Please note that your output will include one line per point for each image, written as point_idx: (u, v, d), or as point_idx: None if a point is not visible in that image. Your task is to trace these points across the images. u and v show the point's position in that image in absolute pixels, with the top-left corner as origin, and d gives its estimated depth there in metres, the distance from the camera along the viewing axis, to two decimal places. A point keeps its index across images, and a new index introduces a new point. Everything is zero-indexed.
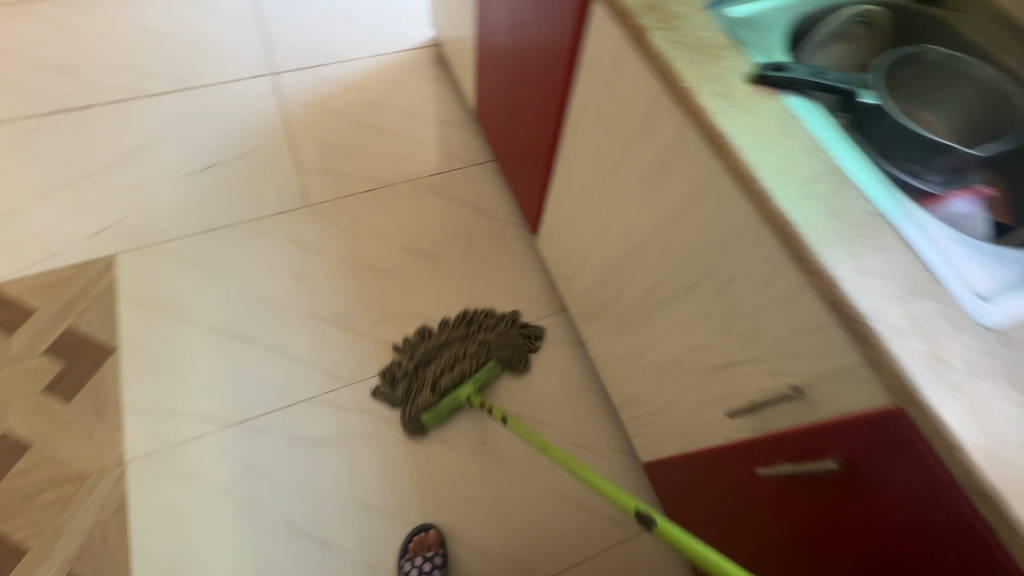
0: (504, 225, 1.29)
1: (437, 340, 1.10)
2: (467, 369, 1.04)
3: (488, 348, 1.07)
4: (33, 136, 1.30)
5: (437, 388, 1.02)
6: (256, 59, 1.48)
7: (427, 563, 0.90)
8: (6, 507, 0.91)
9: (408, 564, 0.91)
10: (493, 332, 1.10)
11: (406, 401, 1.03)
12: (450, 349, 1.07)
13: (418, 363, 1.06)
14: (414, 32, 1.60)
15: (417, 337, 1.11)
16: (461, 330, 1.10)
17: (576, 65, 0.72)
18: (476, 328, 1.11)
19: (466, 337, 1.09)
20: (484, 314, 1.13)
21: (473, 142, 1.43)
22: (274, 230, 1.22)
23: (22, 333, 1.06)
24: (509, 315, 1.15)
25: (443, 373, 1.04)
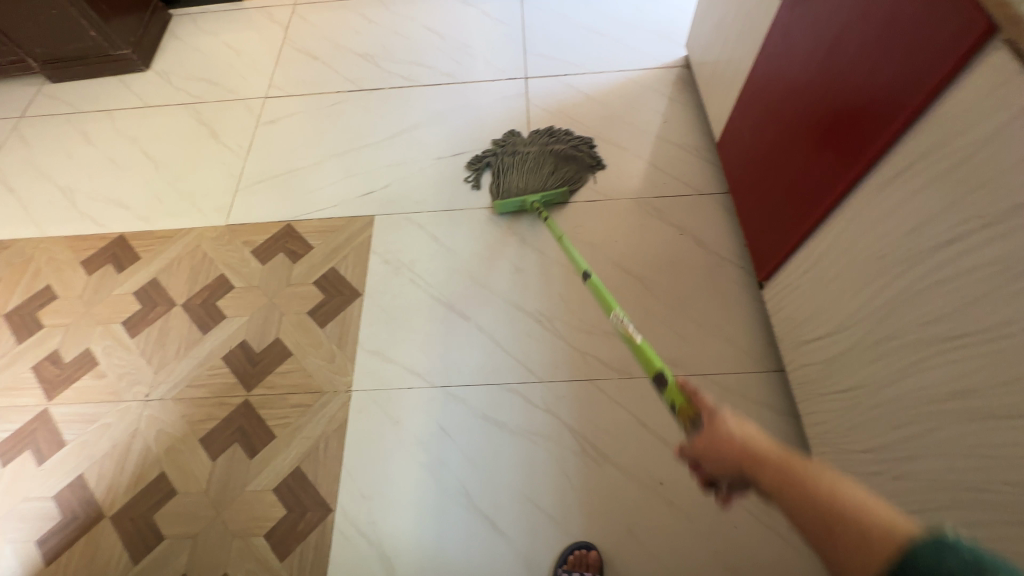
0: (725, 264, 1.22)
1: (522, 153, 1.37)
2: (540, 183, 1.31)
3: (558, 172, 1.34)
4: (337, 107, 1.60)
5: (514, 186, 1.31)
6: (514, 63, 1.62)
7: None
8: (268, 397, 1.14)
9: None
10: (564, 158, 1.36)
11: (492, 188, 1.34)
12: (528, 164, 1.35)
13: (506, 167, 1.36)
14: (664, 52, 1.59)
15: (507, 147, 1.40)
16: (544, 149, 1.37)
17: (928, 115, 0.63)
18: (551, 152, 1.37)
19: (544, 157, 1.36)
20: (560, 142, 1.39)
21: (706, 171, 1.36)
22: (501, 220, 1.33)
23: (302, 263, 1.31)
24: (582, 137, 1.43)
25: (524, 182, 1.31)
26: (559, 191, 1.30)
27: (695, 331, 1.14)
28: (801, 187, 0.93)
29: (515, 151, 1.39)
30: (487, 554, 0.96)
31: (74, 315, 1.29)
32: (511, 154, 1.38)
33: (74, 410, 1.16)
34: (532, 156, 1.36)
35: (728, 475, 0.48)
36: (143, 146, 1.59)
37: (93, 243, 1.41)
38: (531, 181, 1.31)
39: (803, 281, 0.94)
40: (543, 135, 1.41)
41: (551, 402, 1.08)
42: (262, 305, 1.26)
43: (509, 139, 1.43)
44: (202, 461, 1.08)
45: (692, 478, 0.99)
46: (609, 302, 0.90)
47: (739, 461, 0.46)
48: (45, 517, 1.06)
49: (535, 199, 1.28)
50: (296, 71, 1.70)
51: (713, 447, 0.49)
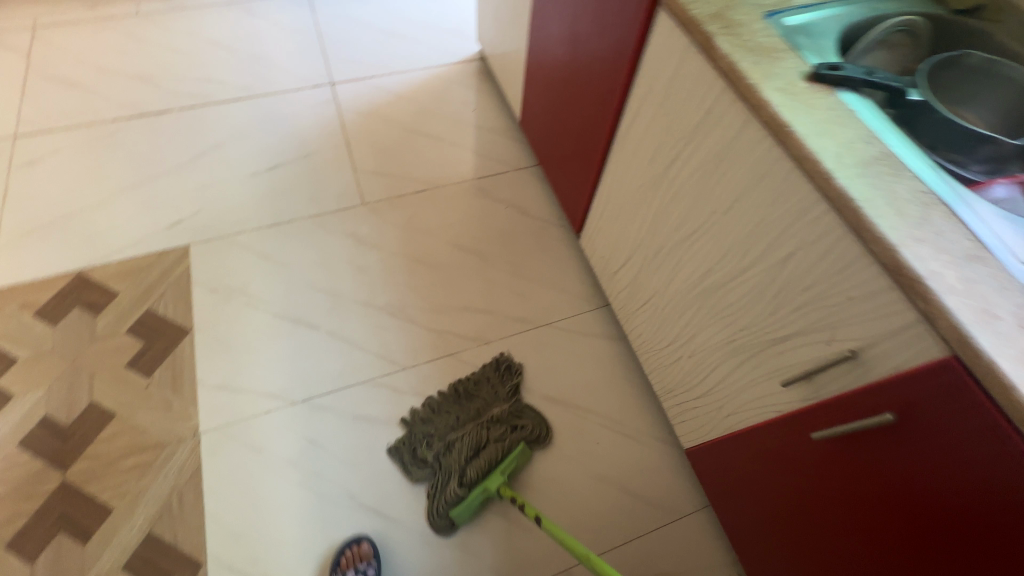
0: (548, 225, 1.37)
1: (449, 429, 1.06)
2: (491, 460, 1.02)
3: (507, 438, 1.05)
4: (116, 138, 1.41)
5: (465, 482, 0.99)
6: (316, 70, 1.59)
7: None
8: (93, 470, 0.98)
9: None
10: (503, 407, 1.09)
11: (434, 500, 0.99)
12: (466, 438, 1.04)
13: (438, 456, 1.03)
14: (461, 47, 1.70)
15: (425, 431, 1.06)
16: (473, 415, 1.08)
17: (635, 71, 0.80)
18: (484, 403, 1.10)
19: (480, 425, 1.07)
20: (489, 392, 1.11)
21: (517, 148, 1.51)
22: (333, 225, 1.31)
23: (107, 313, 1.15)
24: (510, 376, 1.14)
25: (470, 470, 1.00)
26: (515, 454, 1.03)
27: (534, 289, 1.27)
28: (582, 146, 1.10)
29: (438, 428, 1.06)
30: (384, 544, 0.97)
31: None
32: (434, 433, 1.06)
33: None
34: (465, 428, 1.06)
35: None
36: None
37: None
38: (478, 467, 1.01)
39: (602, 223, 1.11)
40: (459, 390, 1.11)
41: (418, 385, 1.12)
42: (62, 372, 1.08)
43: (419, 411, 1.08)
44: (18, 568, 0.90)
45: (555, 414, 1.11)
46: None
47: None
48: None
49: (498, 481, 0.99)
50: (51, 104, 1.46)
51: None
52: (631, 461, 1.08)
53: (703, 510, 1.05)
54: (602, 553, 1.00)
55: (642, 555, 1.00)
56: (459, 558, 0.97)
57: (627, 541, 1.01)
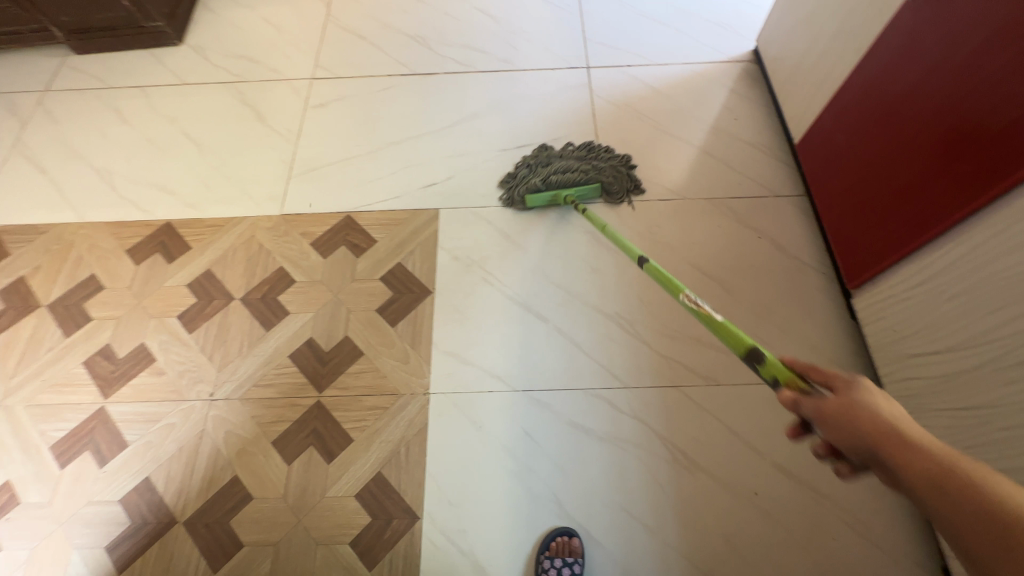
0: (806, 269, 1.19)
1: (556, 154, 1.33)
2: (574, 180, 1.26)
3: (594, 173, 1.28)
4: (390, 92, 1.52)
5: (546, 181, 1.26)
6: (575, 51, 1.55)
7: (566, 568, 0.90)
8: (341, 399, 1.09)
9: (547, 562, 0.92)
10: (606, 162, 1.31)
11: (519, 184, 1.29)
12: (565, 161, 1.30)
13: (539, 163, 1.31)
14: (731, 46, 1.54)
15: (540, 149, 1.34)
16: (583, 154, 1.32)
17: None
18: (594, 155, 1.33)
19: (580, 159, 1.31)
20: (598, 149, 1.35)
21: (781, 171, 1.33)
22: (572, 218, 1.28)
23: (366, 258, 1.26)
24: (621, 155, 1.36)
25: (555, 176, 1.26)
26: (592, 187, 1.26)
27: (780, 339, 1.12)
28: (917, 199, 0.91)
29: (550, 151, 1.34)
30: (587, 566, 0.94)
31: (124, 307, 1.23)
32: (545, 152, 1.34)
33: (132, 410, 1.10)
34: (568, 156, 1.32)
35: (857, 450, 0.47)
36: (182, 127, 1.50)
37: (137, 230, 1.33)
38: (560, 179, 1.25)
39: (913, 294, 0.92)
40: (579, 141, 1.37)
41: (638, 408, 1.06)
42: (326, 302, 1.21)
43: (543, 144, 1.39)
44: (277, 465, 1.04)
45: (786, 489, 0.98)
46: (637, 253, 0.91)
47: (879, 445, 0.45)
48: (112, 519, 1.01)
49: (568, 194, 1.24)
50: (343, 52, 1.62)
51: (850, 413, 0.48)
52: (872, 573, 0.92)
53: None
54: None
55: None
56: None
57: None
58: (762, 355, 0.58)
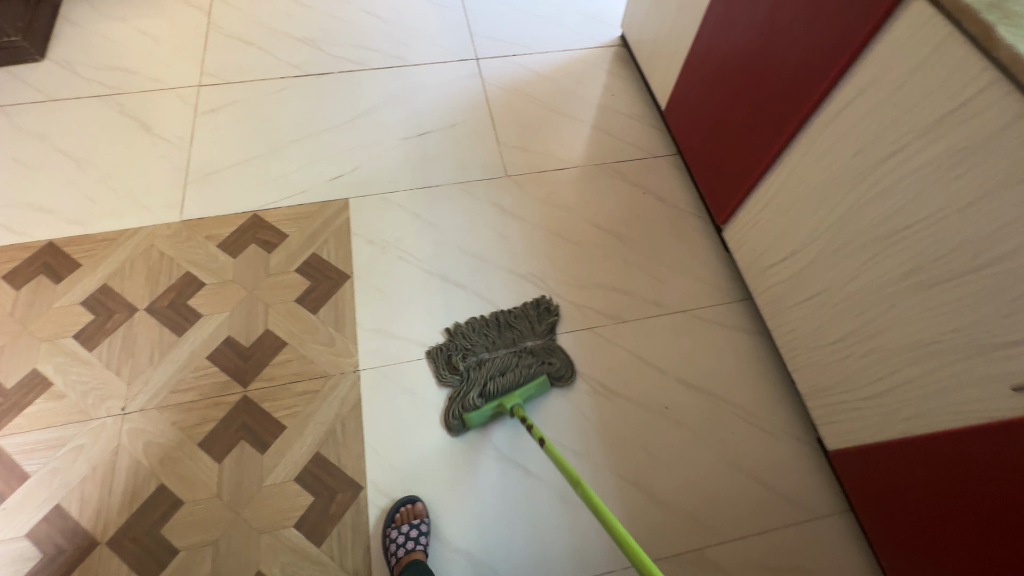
0: (685, 214, 1.36)
1: (484, 350, 1.12)
2: (515, 380, 1.07)
3: (536, 363, 1.11)
4: (283, 94, 1.53)
5: (487, 391, 1.06)
6: (462, 45, 1.65)
7: (414, 529, 0.94)
8: (269, 390, 1.09)
9: (394, 532, 0.93)
10: (539, 337, 1.15)
11: (455, 399, 1.07)
12: (497, 353, 1.11)
13: (469, 368, 1.09)
14: (601, 34, 1.72)
15: (459, 337, 1.14)
16: (509, 329, 1.15)
17: (854, 62, 0.80)
18: (522, 330, 1.15)
19: (511, 350, 1.12)
20: (530, 322, 1.17)
21: (655, 135, 1.51)
22: (479, 194, 1.37)
23: (279, 252, 1.26)
24: (542, 310, 1.19)
25: (495, 385, 1.06)
26: (538, 383, 1.08)
27: (670, 275, 1.27)
28: (752, 137, 1.09)
29: (474, 339, 1.14)
30: (435, 528, 0.98)
31: (7, 334, 1.13)
32: (470, 341, 1.13)
33: (30, 439, 1.02)
34: (499, 351, 1.12)
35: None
36: (55, 144, 1.40)
37: (13, 254, 1.23)
38: (501, 384, 1.07)
39: (762, 215, 1.10)
40: (498, 320, 1.16)
41: None
42: (241, 299, 1.19)
43: (454, 336, 1.15)
44: (207, 466, 1.01)
45: (689, 399, 1.12)
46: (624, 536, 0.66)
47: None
48: (19, 556, 0.93)
49: (513, 402, 1.04)
50: (229, 58, 1.59)
51: None
52: (766, 452, 1.07)
53: (840, 513, 1.03)
54: (736, 539, 1.00)
55: (775, 548, 0.99)
56: (596, 522, 1.01)
57: (762, 531, 1.01)
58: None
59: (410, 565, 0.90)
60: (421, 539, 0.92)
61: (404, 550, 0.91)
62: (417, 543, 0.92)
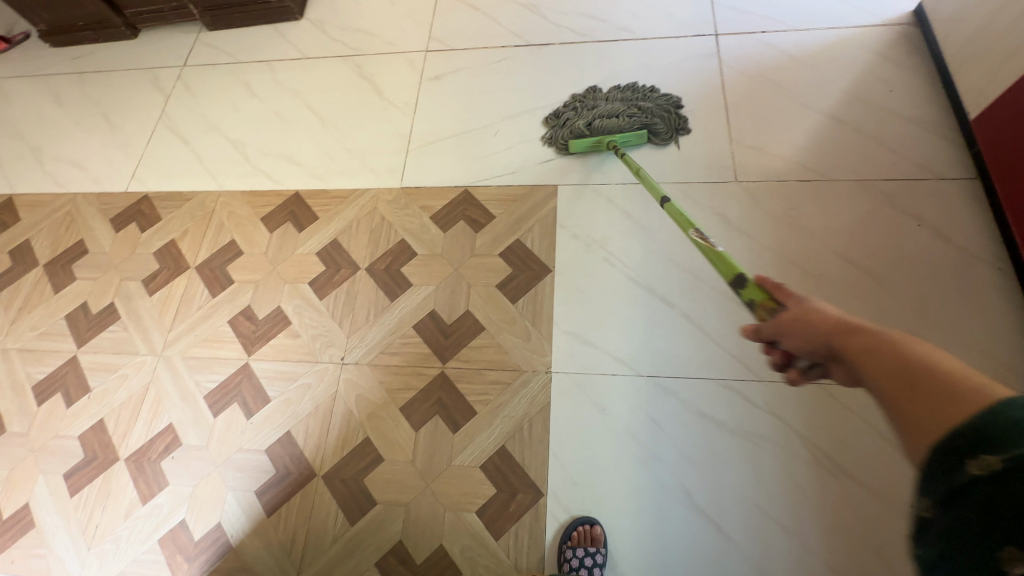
0: (978, 263, 1.06)
1: (602, 100, 1.34)
2: (618, 122, 1.27)
3: (640, 115, 1.28)
4: (504, 64, 1.49)
5: (590, 125, 1.28)
6: (701, 17, 1.45)
7: (589, 558, 0.91)
8: (465, 371, 1.12)
9: (569, 551, 0.92)
10: (651, 104, 1.30)
11: (563, 129, 1.31)
12: (611, 103, 1.31)
13: (584, 109, 1.32)
14: (884, 8, 1.37)
15: (586, 95, 1.36)
16: (629, 94, 1.33)
17: None
18: (639, 97, 1.32)
19: (623, 104, 1.31)
20: (649, 95, 1.33)
21: (946, 150, 1.18)
22: (700, 198, 1.22)
23: (486, 233, 1.26)
24: (669, 100, 1.33)
25: (599, 122, 1.28)
26: (635, 125, 1.27)
27: (941, 339, 1.01)
28: None
29: (597, 96, 1.35)
30: (611, 557, 0.94)
31: (261, 272, 1.31)
32: (595, 98, 1.35)
33: (272, 368, 1.19)
34: (614, 101, 1.31)
35: (814, 345, 0.53)
36: (306, 100, 1.55)
37: (269, 200, 1.41)
38: (603, 123, 1.27)
39: None
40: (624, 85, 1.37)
41: (774, 403, 1.00)
42: (447, 275, 1.22)
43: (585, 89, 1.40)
44: (406, 431, 1.08)
45: None
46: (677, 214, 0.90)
47: (830, 333, 0.50)
48: (259, 467, 1.10)
49: (611, 139, 1.26)
50: (456, 23, 1.60)
51: None
52: None
53: None
54: None
55: None
56: None
57: None
58: (744, 280, 0.65)
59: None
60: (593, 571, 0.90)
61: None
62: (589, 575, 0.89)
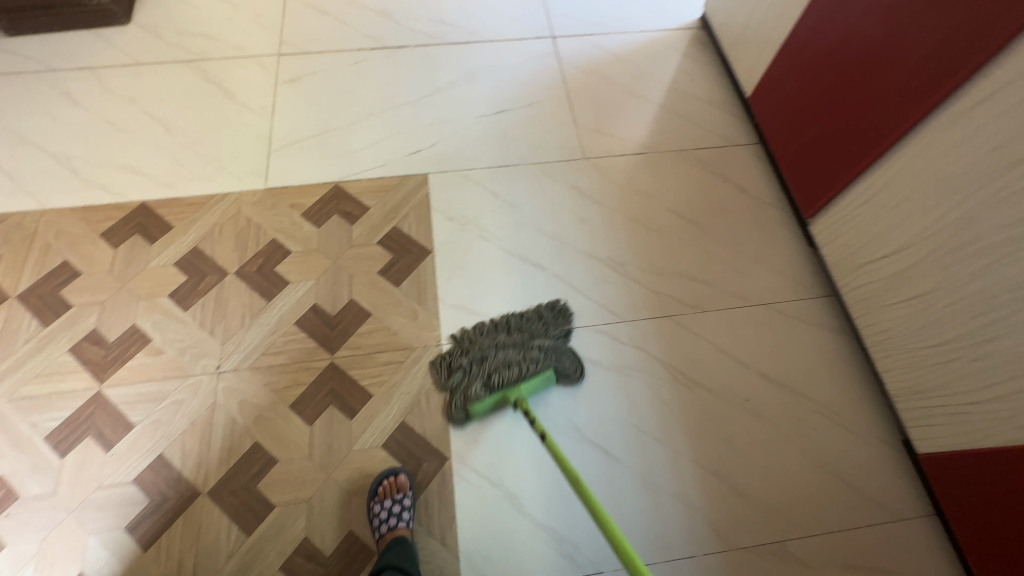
0: (768, 205, 1.34)
1: (490, 340, 1.10)
2: (522, 373, 1.05)
3: (543, 359, 1.07)
4: (362, 65, 1.53)
5: (491, 384, 1.04)
6: (538, 22, 1.63)
7: (396, 504, 0.94)
8: (356, 358, 1.11)
9: (377, 507, 0.94)
10: (545, 334, 1.12)
11: (459, 390, 1.05)
12: (502, 348, 1.09)
13: (473, 360, 1.07)
14: (680, 15, 1.68)
15: (469, 336, 1.12)
16: (516, 324, 1.13)
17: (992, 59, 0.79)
18: (530, 327, 1.12)
19: (522, 344, 1.10)
20: (538, 322, 1.14)
21: (736, 122, 1.47)
22: (556, 175, 1.37)
23: (362, 224, 1.27)
24: (560, 319, 1.15)
25: (498, 378, 1.04)
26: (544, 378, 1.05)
27: (751, 268, 1.25)
28: (859, 126, 1.05)
29: (482, 338, 1.11)
30: (518, 499, 1.01)
31: (107, 291, 1.17)
32: (478, 339, 1.11)
33: (133, 391, 1.07)
34: (506, 343, 1.09)
35: None
36: (144, 107, 1.43)
37: (109, 214, 1.27)
38: (504, 379, 1.04)
39: (860, 212, 1.07)
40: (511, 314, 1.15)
41: (638, 338, 1.16)
42: (326, 269, 1.21)
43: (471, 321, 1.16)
44: (298, 427, 1.05)
45: (772, 394, 1.11)
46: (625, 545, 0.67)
47: None
48: (126, 501, 0.97)
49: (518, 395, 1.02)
50: (307, 28, 1.59)
51: None
52: (850, 453, 1.06)
53: (926, 517, 1.01)
54: (815, 535, 1.00)
55: (858, 545, 0.99)
56: (677, 508, 1.02)
57: (844, 529, 1.00)
58: None
59: (393, 542, 0.91)
60: (403, 515, 0.92)
61: (387, 527, 0.92)
62: (399, 520, 0.92)
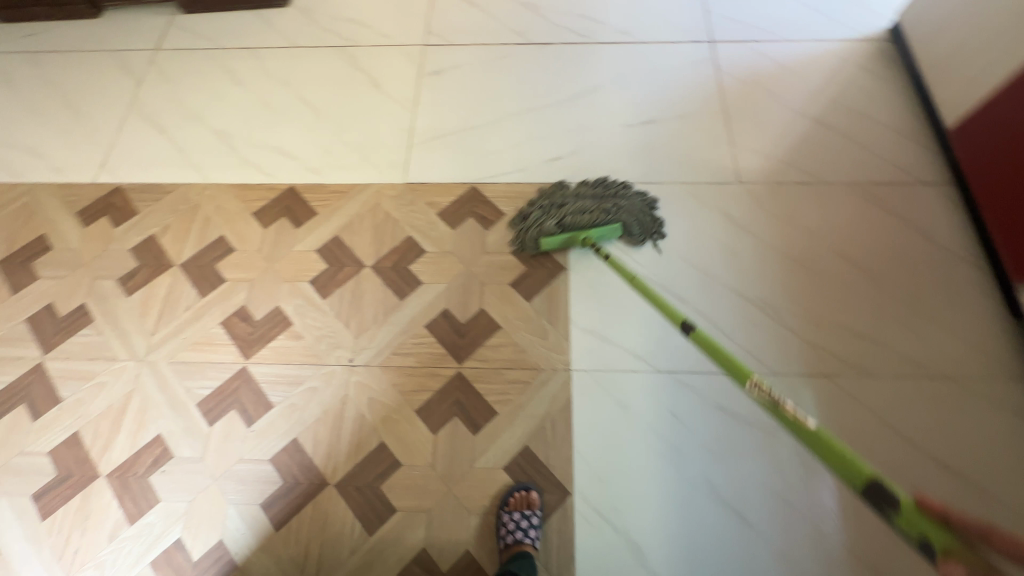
0: (960, 261, 1.14)
1: (571, 192, 1.21)
2: (595, 219, 1.15)
3: (616, 212, 1.17)
4: (505, 61, 1.48)
5: (563, 223, 1.16)
6: (696, 23, 1.49)
7: (525, 520, 0.93)
8: (482, 371, 1.09)
9: (507, 517, 0.94)
10: (622, 195, 1.20)
11: (531, 227, 1.18)
12: (581, 198, 1.19)
13: (553, 203, 1.19)
14: (862, 24, 1.47)
15: (553, 188, 1.23)
16: (598, 184, 1.22)
17: None
18: (610, 188, 1.21)
19: (600, 199, 1.19)
20: (620, 187, 1.22)
21: (925, 156, 1.27)
22: (706, 198, 1.25)
23: (496, 231, 1.24)
24: (641, 193, 1.23)
25: (572, 219, 1.15)
26: (613, 226, 1.15)
27: (932, 330, 1.08)
28: None
29: (564, 189, 1.22)
30: (641, 552, 0.94)
31: (256, 270, 1.23)
32: (561, 189, 1.22)
33: (274, 372, 1.11)
34: (586, 193, 1.20)
35: None
36: (296, 90, 1.48)
37: (262, 194, 1.33)
38: (576, 222, 1.15)
39: None
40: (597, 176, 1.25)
41: (788, 395, 1.04)
42: (458, 273, 1.19)
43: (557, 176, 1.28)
44: (423, 433, 1.04)
45: (949, 485, 0.95)
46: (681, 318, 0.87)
47: None
48: (263, 478, 1.02)
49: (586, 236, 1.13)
50: (453, 19, 1.57)
51: None
52: None
53: None
54: None
55: None
56: None
57: None
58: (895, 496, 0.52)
59: (516, 556, 0.90)
60: (530, 532, 0.92)
61: (514, 540, 0.91)
62: (526, 536, 0.91)
